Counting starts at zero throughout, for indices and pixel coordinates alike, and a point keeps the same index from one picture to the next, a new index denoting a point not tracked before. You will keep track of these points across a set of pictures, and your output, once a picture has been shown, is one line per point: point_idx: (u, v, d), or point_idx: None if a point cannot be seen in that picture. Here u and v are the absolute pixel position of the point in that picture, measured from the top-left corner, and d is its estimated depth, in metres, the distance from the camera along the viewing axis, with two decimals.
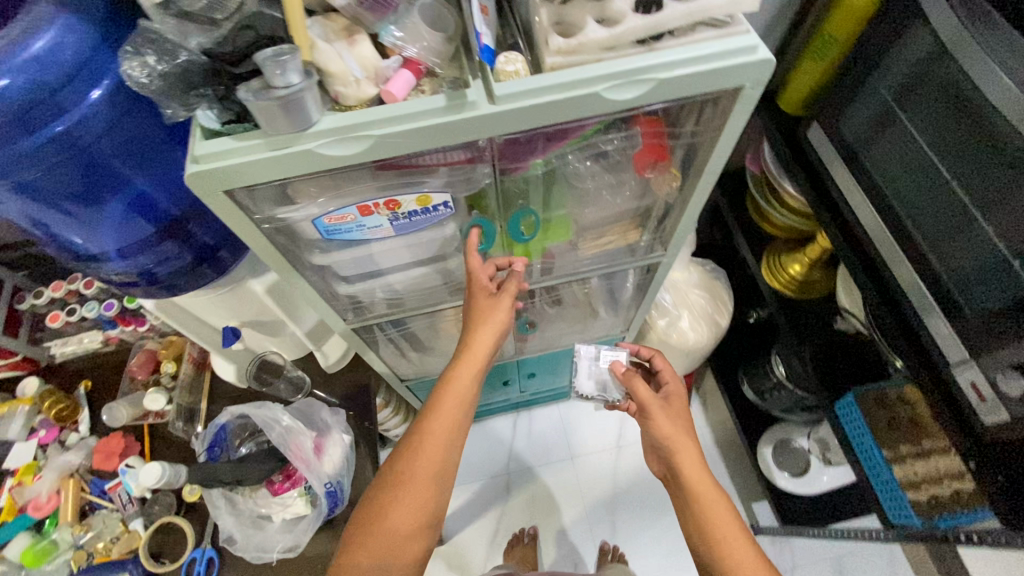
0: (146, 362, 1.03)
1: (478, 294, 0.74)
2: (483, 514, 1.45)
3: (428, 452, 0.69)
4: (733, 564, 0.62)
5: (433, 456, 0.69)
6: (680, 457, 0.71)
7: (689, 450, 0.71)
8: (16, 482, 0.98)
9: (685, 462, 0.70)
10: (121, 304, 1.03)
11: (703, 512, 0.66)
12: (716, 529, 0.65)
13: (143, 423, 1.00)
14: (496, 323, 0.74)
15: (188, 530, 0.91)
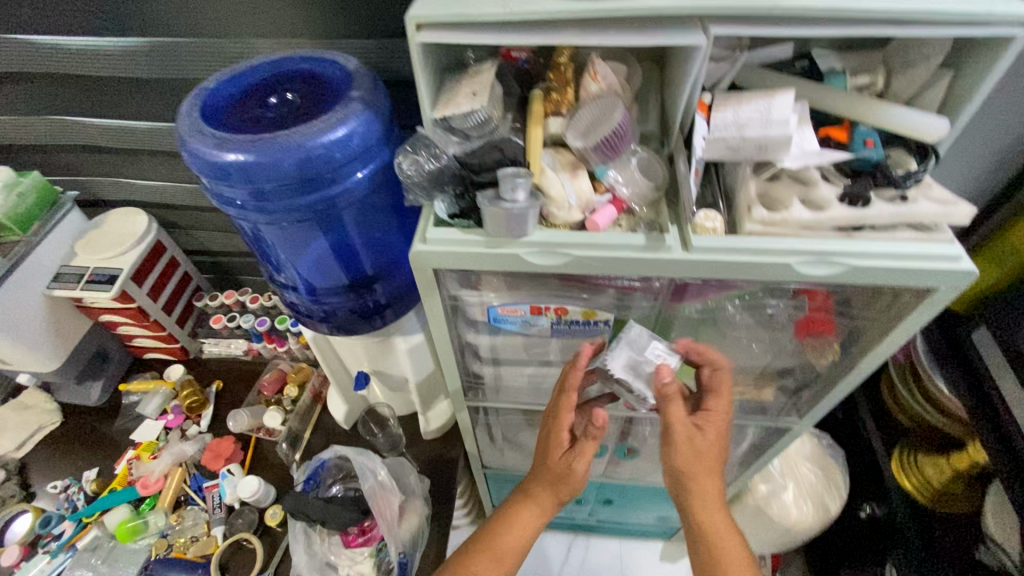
0: (275, 382, 1.14)
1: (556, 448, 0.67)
2: None
3: (516, 531, 0.69)
4: None
5: (498, 555, 0.69)
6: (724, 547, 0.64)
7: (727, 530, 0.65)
8: (135, 454, 1.08)
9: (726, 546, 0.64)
10: (274, 323, 1.16)
11: None
12: None
13: (253, 435, 1.08)
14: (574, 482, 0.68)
15: (260, 553, 0.94)
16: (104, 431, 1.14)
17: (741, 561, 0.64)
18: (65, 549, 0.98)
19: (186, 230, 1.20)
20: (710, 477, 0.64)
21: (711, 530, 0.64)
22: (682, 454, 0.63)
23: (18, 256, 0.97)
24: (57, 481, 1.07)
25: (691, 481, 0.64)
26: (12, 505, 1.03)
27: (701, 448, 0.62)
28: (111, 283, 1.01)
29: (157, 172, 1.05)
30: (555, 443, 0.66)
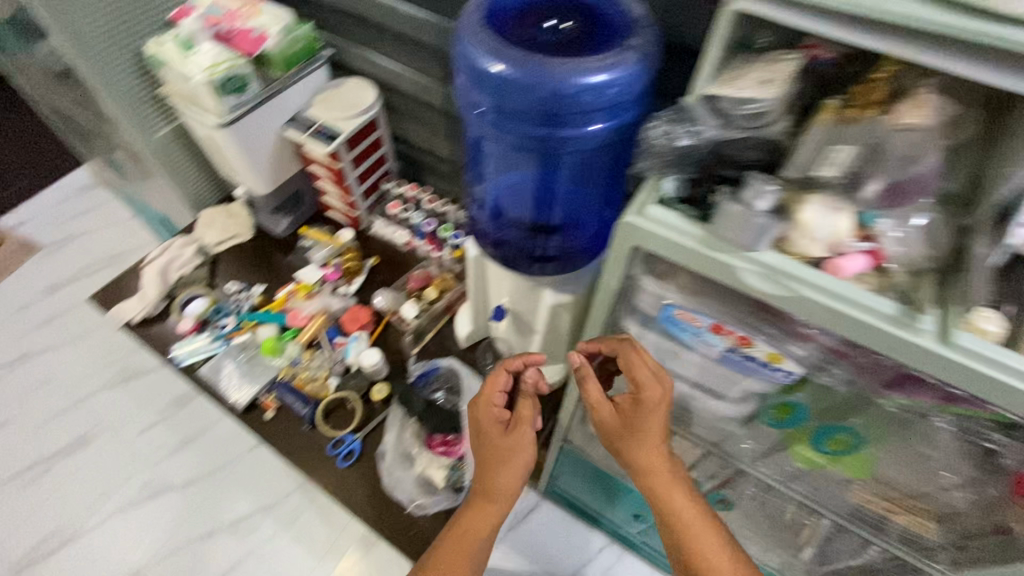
0: (419, 280, 1.20)
1: (491, 435, 0.69)
2: None
3: (473, 524, 0.68)
4: None
5: (465, 540, 0.68)
6: (692, 525, 0.65)
7: (692, 507, 0.66)
8: (294, 289, 1.23)
9: (695, 532, 0.65)
10: (438, 228, 1.29)
11: None
12: None
13: (386, 317, 1.18)
14: (523, 452, 0.68)
15: (358, 416, 1.05)
16: (277, 259, 1.32)
17: (714, 542, 0.64)
18: (223, 339, 1.16)
19: (398, 114, 1.29)
20: (661, 425, 0.66)
21: (666, 497, 0.65)
22: (638, 414, 0.66)
23: (272, 92, 1.11)
24: (233, 283, 1.27)
25: (632, 442, 0.66)
26: (200, 287, 1.25)
27: (645, 418, 0.66)
28: (330, 140, 1.14)
29: (402, 56, 1.13)
30: (489, 421, 0.70)
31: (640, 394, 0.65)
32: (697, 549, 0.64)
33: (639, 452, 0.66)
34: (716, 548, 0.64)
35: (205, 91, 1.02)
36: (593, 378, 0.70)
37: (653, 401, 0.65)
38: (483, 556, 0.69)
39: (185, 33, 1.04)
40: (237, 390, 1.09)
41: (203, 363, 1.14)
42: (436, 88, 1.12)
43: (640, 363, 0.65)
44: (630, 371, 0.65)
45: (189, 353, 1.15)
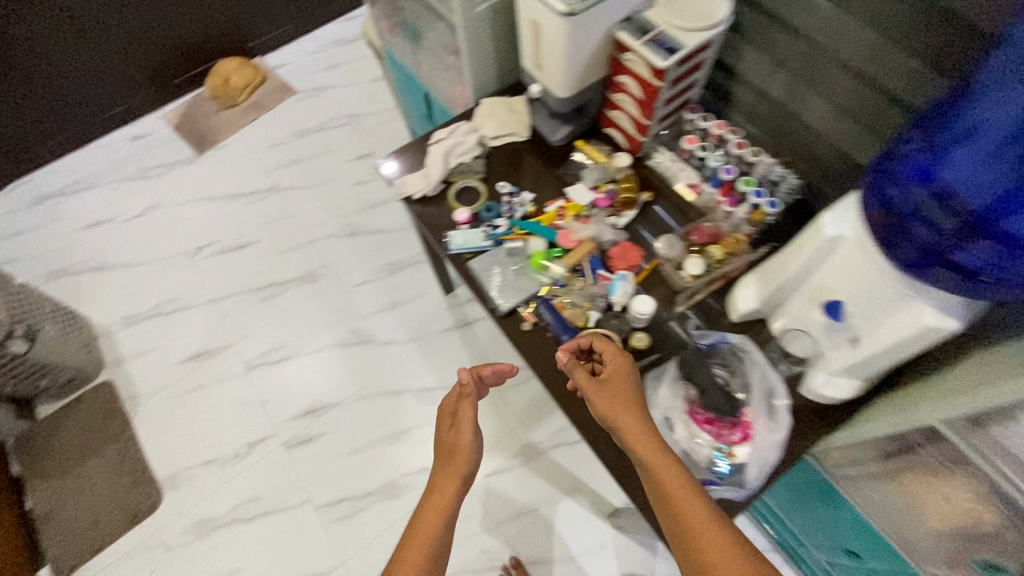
0: (703, 232, 1.08)
1: (444, 438, 1.05)
2: None
3: (432, 505, 0.95)
4: (703, 541, 0.72)
5: (438, 500, 0.95)
6: (666, 472, 0.79)
7: (662, 458, 0.81)
8: (564, 206, 1.18)
9: (666, 480, 0.79)
10: (737, 179, 1.12)
11: (697, 530, 0.74)
12: (702, 542, 0.73)
13: (657, 262, 1.09)
14: (457, 457, 1.00)
15: (616, 358, 1.01)
16: (548, 168, 1.26)
17: (683, 490, 0.78)
18: (495, 240, 1.15)
19: (748, 43, 1.09)
20: (632, 403, 0.87)
21: (634, 437, 0.84)
22: (609, 382, 0.90)
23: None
24: (505, 183, 1.24)
25: (617, 414, 0.87)
26: (475, 179, 1.24)
27: (609, 390, 0.89)
28: (668, 56, 1.00)
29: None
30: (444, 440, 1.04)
31: (584, 381, 0.92)
32: (676, 499, 0.77)
33: (609, 408, 0.87)
34: (686, 499, 0.77)
35: None
36: (578, 369, 0.93)
37: (621, 374, 0.91)
38: (445, 533, 0.92)
39: None
40: (503, 295, 1.10)
41: (473, 259, 1.15)
42: (841, 20, 0.91)
43: (606, 350, 0.94)
44: (574, 374, 0.93)
45: (461, 246, 1.15)
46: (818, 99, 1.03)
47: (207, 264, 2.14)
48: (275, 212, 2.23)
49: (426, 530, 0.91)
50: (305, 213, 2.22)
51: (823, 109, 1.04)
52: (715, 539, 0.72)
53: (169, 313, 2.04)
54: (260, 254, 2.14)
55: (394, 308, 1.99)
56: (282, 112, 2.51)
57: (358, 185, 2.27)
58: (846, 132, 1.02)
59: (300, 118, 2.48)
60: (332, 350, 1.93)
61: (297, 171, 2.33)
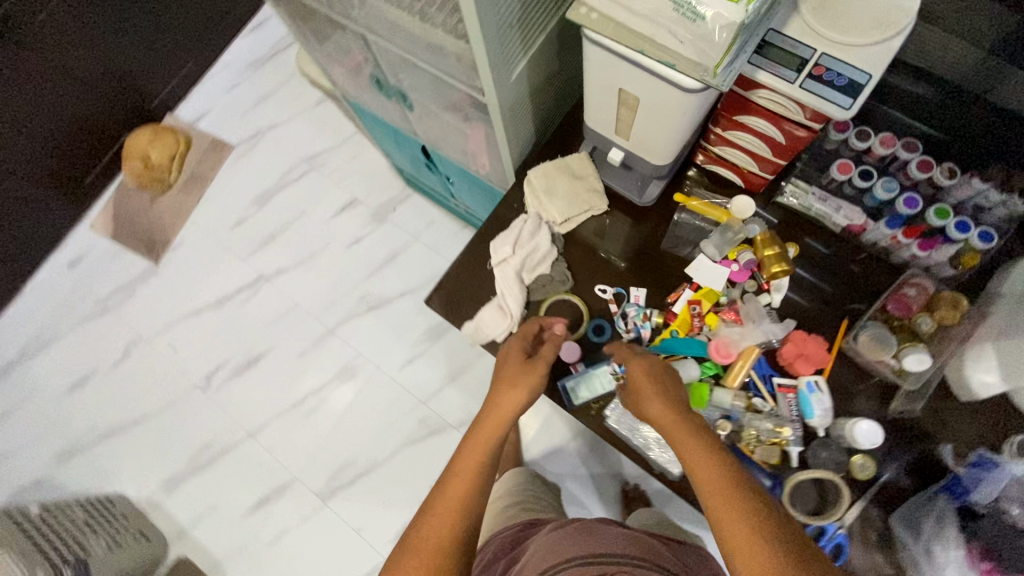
0: (909, 305, 0.82)
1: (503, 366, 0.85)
2: None
3: (466, 459, 0.74)
4: (747, 540, 0.57)
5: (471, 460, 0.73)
6: (696, 445, 0.67)
7: (708, 441, 0.67)
8: (695, 297, 0.90)
9: (705, 463, 0.65)
10: (927, 211, 0.82)
11: (739, 520, 0.59)
12: (747, 536, 0.57)
13: (841, 347, 0.85)
14: (514, 393, 0.80)
15: (845, 503, 0.80)
16: (650, 246, 0.96)
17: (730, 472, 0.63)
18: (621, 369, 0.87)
19: (937, 26, 0.73)
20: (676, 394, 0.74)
21: (672, 420, 0.71)
22: (644, 369, 0.77)
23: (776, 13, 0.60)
24: (604, 285, 0.95)
25: (649, 400, 0.74)
26: (566, 293, 0.94)
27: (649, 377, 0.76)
28: (851, 101, 0.65)
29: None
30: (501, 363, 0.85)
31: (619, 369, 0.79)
32: (718, 486, 0.62)
33: (638, 393, 0.75)
34: (731, 487, 0.62)
35: (716, 43, 0.55)
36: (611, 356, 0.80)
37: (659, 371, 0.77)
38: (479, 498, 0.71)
39: None
40: (666, 451, 0.84)
41: (608, 407, 0.88)
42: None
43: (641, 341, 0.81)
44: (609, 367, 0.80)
45: (589, 394, 0.88)
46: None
47: (227, 390, 1.85)
48: (275, 307, 1.90)
49: (468, 471, 0.72)
50: (309, 297, 1.89)
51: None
52: (768, 534, 0.57)
53: (209, 464, 1.79)
54: (281, 362, 1.84)
55: (454, 381, 1.75)
56: (229, 178, 2.06)
57: (355, 245, 1.91)
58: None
59: (252, 179, 2.05)
60: (404, 453, 1.71)
61: (279, 247, 1.95)
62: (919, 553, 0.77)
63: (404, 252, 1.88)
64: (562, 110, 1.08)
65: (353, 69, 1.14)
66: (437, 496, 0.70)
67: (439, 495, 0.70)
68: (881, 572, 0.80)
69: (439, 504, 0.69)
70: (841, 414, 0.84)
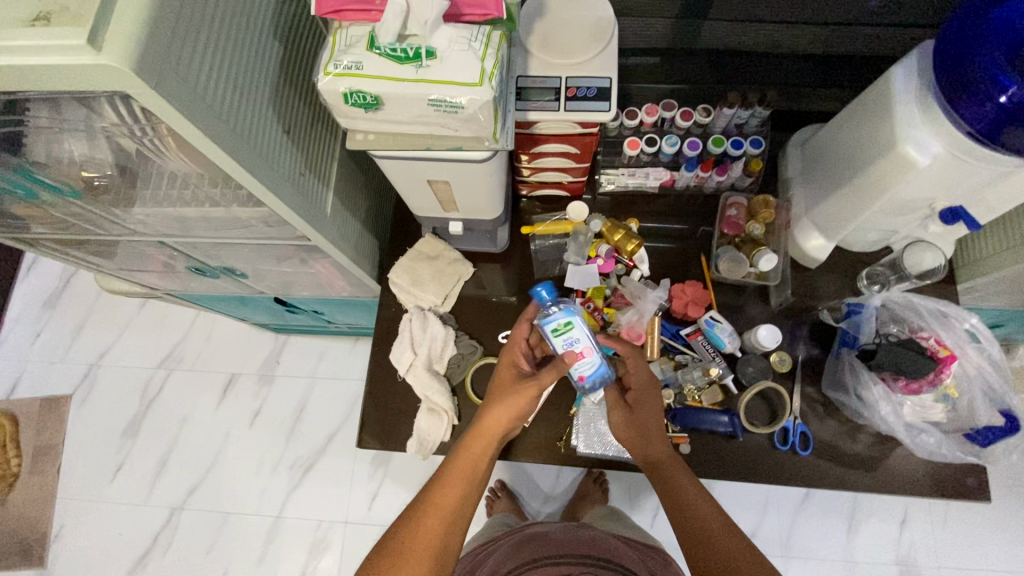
0: (737, 222, 0.96)
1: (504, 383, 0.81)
2: (829, 512, 1.52)
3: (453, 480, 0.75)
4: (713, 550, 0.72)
5: (455, 480, 0.75)
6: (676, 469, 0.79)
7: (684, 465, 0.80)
8: (586, 299, 0.96)
9: (684, 484, 0.78)
10: (707, 145, 0.96)
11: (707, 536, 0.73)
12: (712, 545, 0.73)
13: (711, 277, 0.97)
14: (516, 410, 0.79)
15: (786, 398, 0.90)
16: (527, 282, 1.02)
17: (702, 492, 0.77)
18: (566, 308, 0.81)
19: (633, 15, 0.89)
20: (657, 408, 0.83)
21: (658, 439, 0.81)
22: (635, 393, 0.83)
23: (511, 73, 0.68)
24: (508, 333, 0.98)
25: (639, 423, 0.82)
26: (481, 361, 0.96)
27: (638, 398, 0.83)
28: (606, 101, 0.76)
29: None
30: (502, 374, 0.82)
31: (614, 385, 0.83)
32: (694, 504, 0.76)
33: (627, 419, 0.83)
34: (705, 506, 0.76)
35: (483, 116, 0.60)
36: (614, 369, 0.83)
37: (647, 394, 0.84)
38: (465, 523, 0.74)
39: (385, 35, 0.57)
40: None
41: (574, 437, 0.91)
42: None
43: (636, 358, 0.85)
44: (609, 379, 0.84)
45: (553, 431, 0.92)
46: (742, 26, 0.89)
47: None
48: (207, 530, 1.67)
49: (461, 480, 0.75)
50: (237, 497, 1.69)
51: (751, 31, 0.89)
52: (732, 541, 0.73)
53: None
54: None
55: None
56: (83, 430, 1.80)
57: (257, 419, 1.76)
58: (788, 35, 0.90)
59: (111, 416, 1.80)
60: None
61: (178, 467, 1.73)
62: (856, 402, 0.87)
63: (312, 397, 1.77)
64: (386, 206, 1.11)
65: (165, 270, 1.06)
66: (431, 499, 0.74)
67: (427, 500, 0.74)
68: (843, 435, 0.91)
69: (432, 509, 0.73)
70: (744, 329, 0.96)
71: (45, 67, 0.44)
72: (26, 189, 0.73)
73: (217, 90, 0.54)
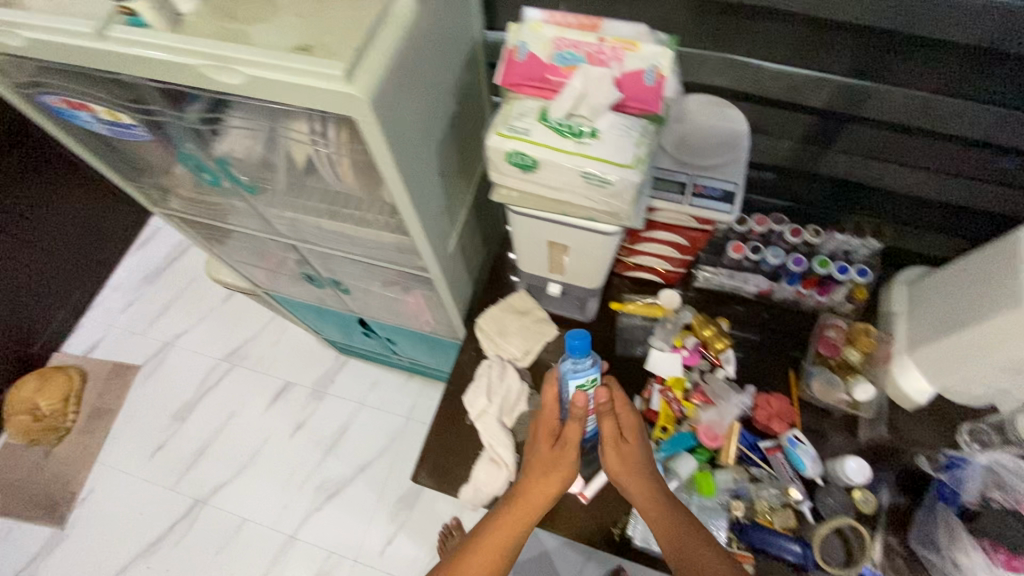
0: (834, 344, 0.94)
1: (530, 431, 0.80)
2: None
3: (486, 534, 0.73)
4: None
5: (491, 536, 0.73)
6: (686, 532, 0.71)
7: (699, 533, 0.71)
8: (666, 387, 0.96)
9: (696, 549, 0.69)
10: (812, 264, 0.98)
11: None
12: None
13: (798, 393, 0.95)
14: (539, 458, 0.77)
15: (868, 541, 0.83)
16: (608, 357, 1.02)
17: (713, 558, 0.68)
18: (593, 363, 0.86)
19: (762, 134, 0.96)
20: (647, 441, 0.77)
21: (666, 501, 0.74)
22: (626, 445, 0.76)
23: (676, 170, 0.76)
24: None
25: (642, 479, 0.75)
26: None
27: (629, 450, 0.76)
28: (730, 204, 0.80)
29: (825, 57, 0.81)
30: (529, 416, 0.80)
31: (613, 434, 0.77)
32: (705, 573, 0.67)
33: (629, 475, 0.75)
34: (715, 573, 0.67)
35: (624, 196, 0.65)
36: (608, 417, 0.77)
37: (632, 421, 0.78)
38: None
39: (558, 111, 0.64)
40: None
41: (630, 526, 0.87)
42: (883, 89, 0.81)
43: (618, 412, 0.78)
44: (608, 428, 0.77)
45: (610, 515, 0.89)
46: (866, 160, 0.93)
47: None
48: (220, 532, 1.67)
49: (510, 527, 0.73)
50: (258, 506, 1.69)
51: (875, 168, 0.94)
52: None
53: None
54: None
55: None
56: (140, 403, 1.88)
57: (298, 432, 1.79)
58: (912, 176, 0.93)
59: (167, 396, 1.89)
60: None
61: (213, 460, 1.77)
62: (948, 565, 0.80)
63: (353, 423, 1.79)
64: (489, 257, 1.17)
65: (277, 271, 1.15)
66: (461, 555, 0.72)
67: (461, 552, 0.73)
68: None
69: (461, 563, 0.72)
70: (827, 458, 0.91)
71: (280, 86, 0.52)
72: (215, 177, 0.83)
73: (412, 132, 0.62)
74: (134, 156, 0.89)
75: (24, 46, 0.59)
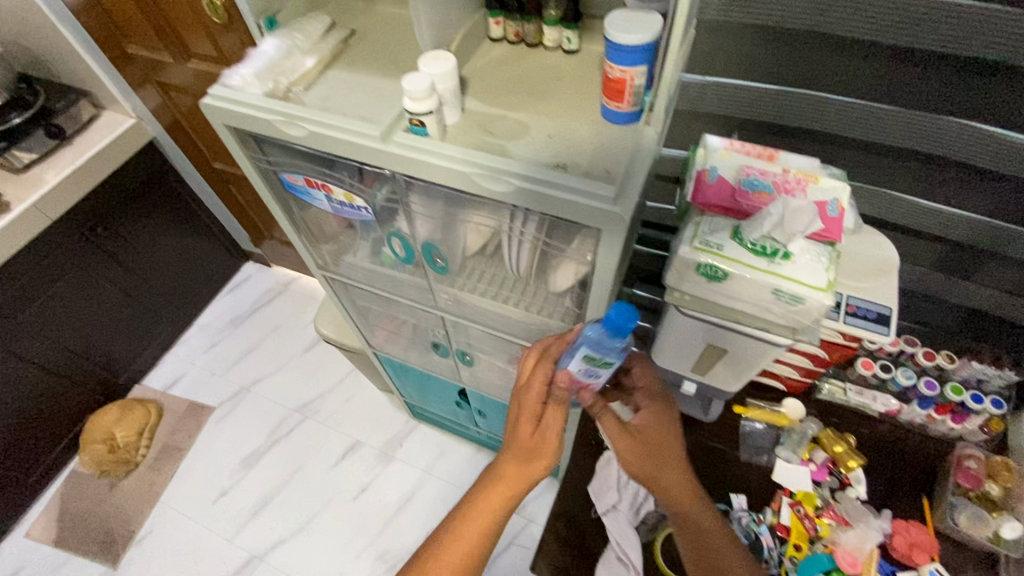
0: (976, 476, 0.93)
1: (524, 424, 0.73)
2: None
3: (476, 517, 0.73)
4: None
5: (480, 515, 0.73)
6: (703, 525, 0.75)
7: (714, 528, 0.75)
8: (797, 502, 0.94)
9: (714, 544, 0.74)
10: (945, 390, 0.99)
11: None
12: None
13: (936, 522, 0.91)
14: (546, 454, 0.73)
15: None
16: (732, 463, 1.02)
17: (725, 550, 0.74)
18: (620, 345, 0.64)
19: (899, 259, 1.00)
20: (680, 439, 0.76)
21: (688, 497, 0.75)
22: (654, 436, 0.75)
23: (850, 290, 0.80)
24: None
25: (666, 474, 0.74)
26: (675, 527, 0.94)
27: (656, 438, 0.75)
28: (886, 325, 0.82)
29: (973, 199, 0.86)
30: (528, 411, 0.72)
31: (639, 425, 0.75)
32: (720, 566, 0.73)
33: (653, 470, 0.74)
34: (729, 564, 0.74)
35: (811, 312, 0.69)
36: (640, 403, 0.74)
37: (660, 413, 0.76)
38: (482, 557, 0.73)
39: (754, 232, 0.70)
40: None
41: None
42: None
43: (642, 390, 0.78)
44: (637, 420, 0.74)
45: None
46: (1008, 296, 0.96)
47: None
48: None
49: (487, 516, 0.73)
50: (314, 569, 1.64)
51: (1014, 303, 0.96)
52: None
53: None
54: None
55: None
56: (210, 444, 1.90)
57: (362, 495, 1.77)
58: None
59: (237, 440, 1.91)
60: None
61: (274, 516, 1.74)
62: None
63: (419, 492, 1.76)
64: None
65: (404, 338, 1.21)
66: (450, 534, 0.73)
67: (453, 528, 0.73)
68: None
69: (451, 544, 0.72)
70: None
71: (536, 194, 0.59)
72: (411, 254, 0.87)
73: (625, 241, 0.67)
74: (316, 223, 0.97)
75: (303, 135, 0.67)
